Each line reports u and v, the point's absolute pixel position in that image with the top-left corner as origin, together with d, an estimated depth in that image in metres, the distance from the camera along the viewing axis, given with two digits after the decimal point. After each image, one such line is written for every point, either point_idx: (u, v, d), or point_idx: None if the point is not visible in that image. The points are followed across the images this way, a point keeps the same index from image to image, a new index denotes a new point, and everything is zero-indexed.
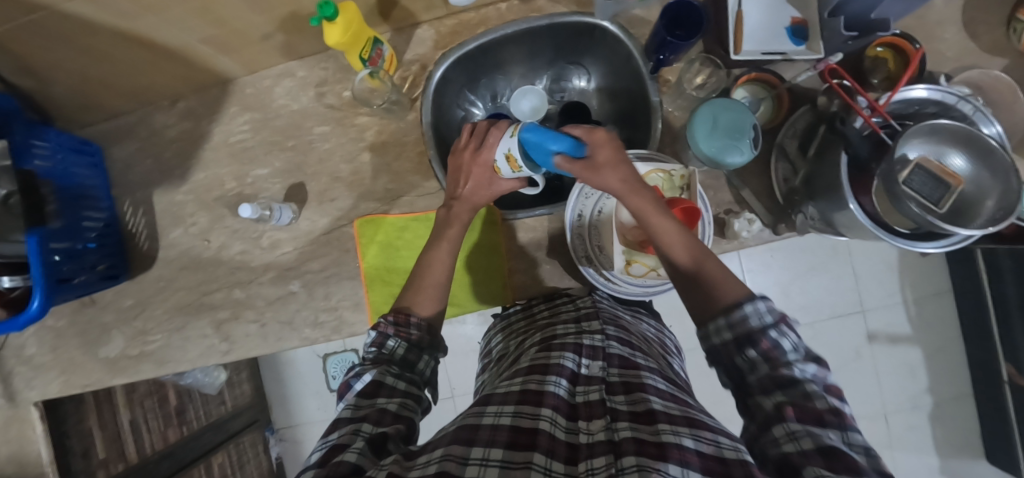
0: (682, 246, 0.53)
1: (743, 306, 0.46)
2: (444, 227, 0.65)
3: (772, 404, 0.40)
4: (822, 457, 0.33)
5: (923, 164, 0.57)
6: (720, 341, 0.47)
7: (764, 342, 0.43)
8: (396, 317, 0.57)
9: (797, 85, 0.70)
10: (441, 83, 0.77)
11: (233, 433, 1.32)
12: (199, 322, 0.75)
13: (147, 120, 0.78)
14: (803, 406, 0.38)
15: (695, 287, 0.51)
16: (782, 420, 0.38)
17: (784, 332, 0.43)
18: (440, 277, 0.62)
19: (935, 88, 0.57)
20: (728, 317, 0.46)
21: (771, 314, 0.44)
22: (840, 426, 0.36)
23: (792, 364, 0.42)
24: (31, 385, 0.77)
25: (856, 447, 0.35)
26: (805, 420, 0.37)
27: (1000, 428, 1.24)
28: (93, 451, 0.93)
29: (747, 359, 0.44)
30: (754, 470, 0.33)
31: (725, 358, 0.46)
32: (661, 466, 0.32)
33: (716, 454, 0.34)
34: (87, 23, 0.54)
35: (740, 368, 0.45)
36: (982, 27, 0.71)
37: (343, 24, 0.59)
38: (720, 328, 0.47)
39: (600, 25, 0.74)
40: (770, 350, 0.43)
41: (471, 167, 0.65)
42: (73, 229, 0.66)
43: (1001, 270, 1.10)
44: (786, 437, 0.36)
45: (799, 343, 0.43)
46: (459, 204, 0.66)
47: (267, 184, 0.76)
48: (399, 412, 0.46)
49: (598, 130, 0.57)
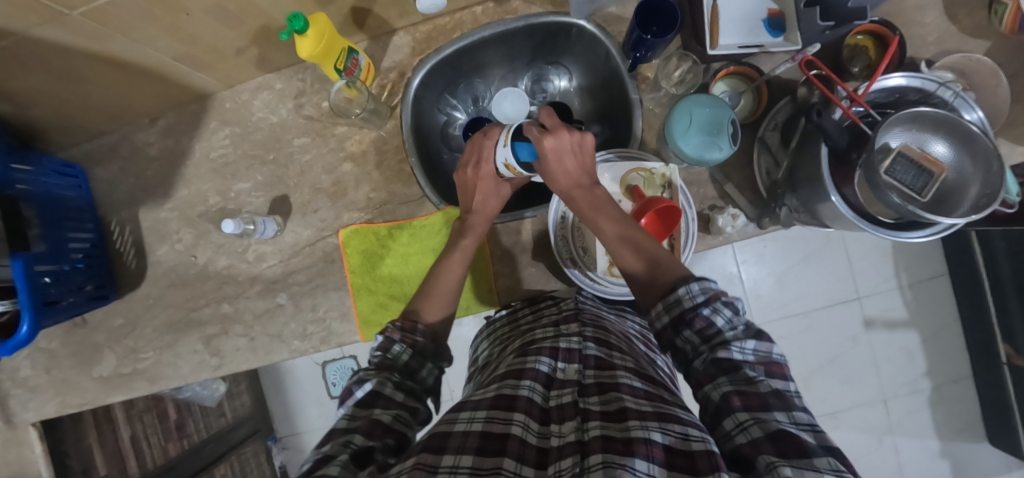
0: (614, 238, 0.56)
1: (676, 290, 0.48)
2: (458, 237, 0.67)
3: (719, 394, 0.40)
4: (771, 442, 0.34)
5: (905, 153, 0.54)
6: (661, 326, 0.49)
7: (698, 322, 0.45)
8: (403, 323, 0.58)
9: (775, 78, 0.69)
10: (420, 90, 0.77)
11: (235, 444, 1.32)
12: (188, 338, 0.76)
13: (128, 139, 0.78)
14: (749, 393, 0.39)
15: (641, 281, 0.53)
16: (732, 411, 0.38)
17: (716, 309, 0.45)
18: (450, 286, 0.64)
19: (913, 75, 0.56)
20: (665, 302, 0.48)
21: (703, 294, 0.46)
22: (784, 407, 0.37)
23: (730, 342, 0.43)
24: (27, 406, 0.78)
25: (802, 425, 0.36)
26: (751, 406, 0.38)
27: (999, 407, 1.24)
28: (94, 469, 0.94)
29: (687, 340, 0.46)
30: (720, 461, 0.33)
31: (670, 341, 0.48)
32: (627, 461, 0.33)
33: (682, 447, 0.35)
34: (58, 47, 0.53)
35: (682, 349, 0.47)
36: (963, 10, 0.70)
37: (314, 36, 0.59)
38: (659, 313, 0.49)
39: (577, 24, 0.73)
40: (705, 330, 0.45)
41: (474, 181, 0.68)
42: (59, 251, 0.66)
43: (995, 250, 1.09)
44: (736, 428, 0.37)
45: (733, 318, 0.45)
46: (474, 217, 0.68)
47: (250, 198, 0.76)
48: (391, 424, 0.45)
49: (547, 138, 0.58)
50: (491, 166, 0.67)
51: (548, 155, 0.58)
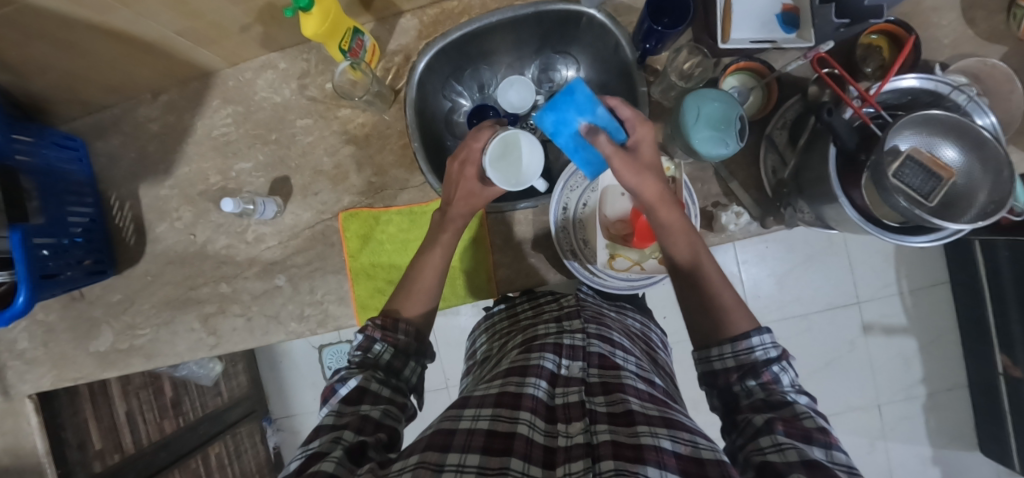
0: (677, 227, 0.56)
1: (749, 336, 0.48)
2: (438, 231, 0.65)
3: (762, 419, 0.41)
4: (804, 466, 0.34)
5: (914, 156, 0.52)
6: (722, 367, 0.49)
7: (766, 374, 0.46)
8: (384, 321, 0.57)
9: (786, 75, 0.69)
10: (425, 75, 0.75)
11: (230, 424, 1.33)
12: (186, 316, 0.76)
13: (130, 114, 0.77)
14: (792, 422, 0.40)
15: (706, 314, 0.54)
16: (771, 432, 0.39)
17: (785, 367, 0.46)
18: (435, 278, 0.63)
19: (926, 77, 0.55)
20: (734, 345, 0.49)
21: (775, 350, 0.47)
22: (825, 444, 0.38)
23: (786, 390, 0.45)
24: (24, 378, 0.78)
25: (839, 465, 0.36)
26: (793, 435, 0.39)
27: (992, 417, 1.24)
28: (89, 443, 0.94)
29: (746, 387, 0.47)
30: (730, 471, 0.33)
31: (723, 383, 0.49)
32: (639, 469, 0.32)
33: (693, 455, 0.35)
34: (60, 17, 0.52)
35: (736, 394, 0.47)
36: (981, 12, 0.68)
37: (319, 15, 0.57)
38: (723, 354, 0.49)
39: (586, 13, 0.72)
40: (770, 383, 0.45)
41: (458, 178, 0.65)
42: (58, 225, 0.65)
43: (999, 261, 1.08)
44: (772, 447, 0.38)
45: (795, 379, 0.46)
46: (456, 207, 0.65)
47: (251, 178, 0.75)
48: (382, 420, 0.45)
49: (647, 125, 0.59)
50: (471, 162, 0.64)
51: (643, 140, 0.59)
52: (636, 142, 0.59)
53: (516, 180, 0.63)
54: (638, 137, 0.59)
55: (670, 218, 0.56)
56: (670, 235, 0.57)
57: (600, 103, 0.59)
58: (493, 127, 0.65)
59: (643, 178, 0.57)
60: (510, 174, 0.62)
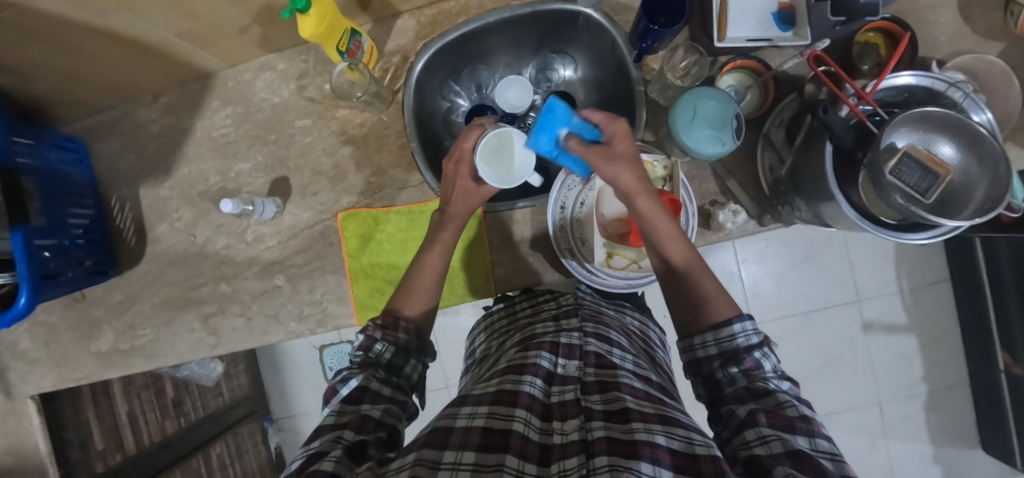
0: (654, 215, 0.54)
1: (732, 324, 0.49)
2: (437, 230, 0.66)
3: (746, 410, 0.41)
4: (789, 458, 0.34)
5: (911, 153, 0.52)
6: (706, 355, 0.50)
7: (747, 360, 0.46)
8: (384, 320, 0.57)
9: (783, 73, 0.69)
10: (423, 75, 0.76)
11: (231, 424, 1.34)
12: (187, 316, 0.76)
13: (130, 115, 0.78)
14: (775, 413, 0.40)
15: (691, 304, 0.53)
16: (755, 425, 0.39)
17: (767, 354, 0.46)
18: (434, 278, 0.63)
19: (922, 74, 0.55)
20: (716, 333, 0.49)
21: (757, 336, 0.48)
22: (808, 432, 0.38)
23: (768, 377, 0.45)
24: (26, 378, 0.78)
25: (822, 453, 0.37)
26: (776, 426, 0.39)
27: (993, 414, 1.24)
28: (91, 443, 0.95)
29: (728, 374, 0.47)
30: (724, 466, 0.34)
31: (706, 371, 0.49)
32: (633, 464, 0.32)
33: (687, 451, 0.35)
34: (61, 19, 0.52)
35: (720, 382, 0.47)
36: (978, 9, 0.68)
37: (316, 16, 0.58)
38: (706, 342, 0.50)
39: (584, 12, 0.73)
40: (751, 369, 0.46)
41: (453, 180, 0.64)
42: (59, 226, 0.65)
43: (999, 258, 1.08)
44: (757, 440, 0.38)
45: (778, 365, 0.46)
46: (456, 207, 0.65)
47: (250, 179, 0.76)
48: (382, 418, 0.46)
49: (620, 120, 0.57)
50: (465, 168, 0.64)
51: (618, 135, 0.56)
52: (611, 136, 0.57)
53: (508, 177, 0.62)
54: (612, 132, 0.57)
55: (646, 207, 0.54)
56: (660, 236, 0.54)
57: (575, 113, 0.58)
58: (482, 127, 0.64)
59: (619, 171, 0.54)
60: (501, 171, 0.61)
